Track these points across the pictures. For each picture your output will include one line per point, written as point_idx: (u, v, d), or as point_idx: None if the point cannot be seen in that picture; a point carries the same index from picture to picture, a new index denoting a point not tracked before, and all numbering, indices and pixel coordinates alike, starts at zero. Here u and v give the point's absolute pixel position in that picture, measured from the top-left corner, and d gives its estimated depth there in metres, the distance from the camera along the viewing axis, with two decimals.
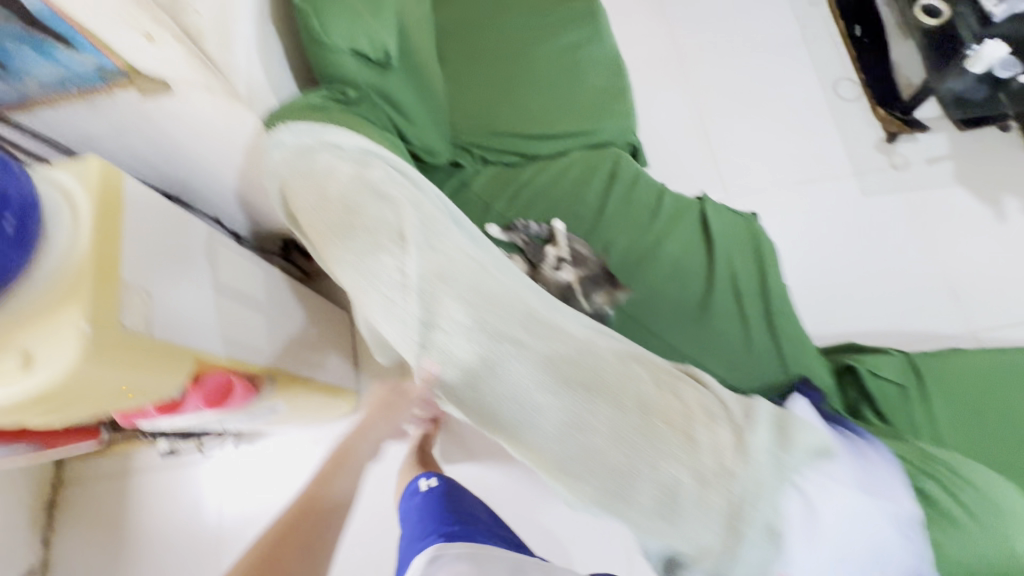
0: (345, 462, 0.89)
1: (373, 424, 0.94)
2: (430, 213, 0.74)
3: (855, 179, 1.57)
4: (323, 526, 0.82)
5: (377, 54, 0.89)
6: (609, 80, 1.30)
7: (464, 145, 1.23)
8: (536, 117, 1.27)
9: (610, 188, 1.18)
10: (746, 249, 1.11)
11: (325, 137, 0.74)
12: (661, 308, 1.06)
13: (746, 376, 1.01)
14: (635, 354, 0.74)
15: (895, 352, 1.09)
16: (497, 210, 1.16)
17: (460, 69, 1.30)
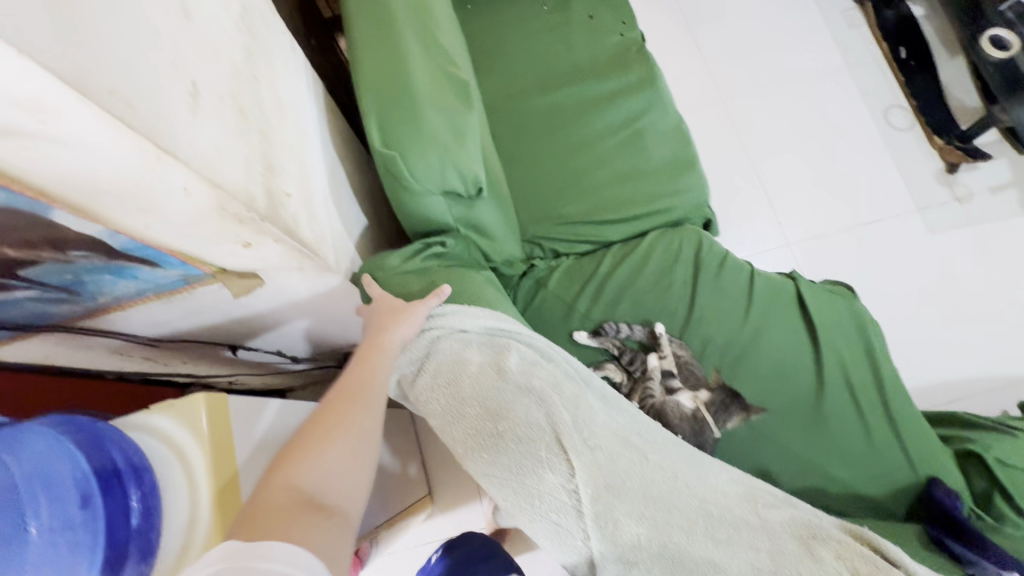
0: (362, 379, 0.60)
1: (387, 325, 0.64)
2: (573, 397, 0.65)
3: (919, 215, 1.51)
4: (339, 450, 0.54)
5: (469, 189, 0.79)
6: (677, 150, 1.21)
7: (535, 238, 1.13)
8: (606, 197, 1.16)
9: (698, 275, 1.09)
10: (852, 335, 1.05)
11: (443, 319, 0.65)
12: (775, 411, 0.99)
13: (874, 480, 0.95)
14: (811, 527, 0.66)
15: (1018, 427, 1.03)
16: (580, 310, 1.07)
17: (516, 149, 1.19)
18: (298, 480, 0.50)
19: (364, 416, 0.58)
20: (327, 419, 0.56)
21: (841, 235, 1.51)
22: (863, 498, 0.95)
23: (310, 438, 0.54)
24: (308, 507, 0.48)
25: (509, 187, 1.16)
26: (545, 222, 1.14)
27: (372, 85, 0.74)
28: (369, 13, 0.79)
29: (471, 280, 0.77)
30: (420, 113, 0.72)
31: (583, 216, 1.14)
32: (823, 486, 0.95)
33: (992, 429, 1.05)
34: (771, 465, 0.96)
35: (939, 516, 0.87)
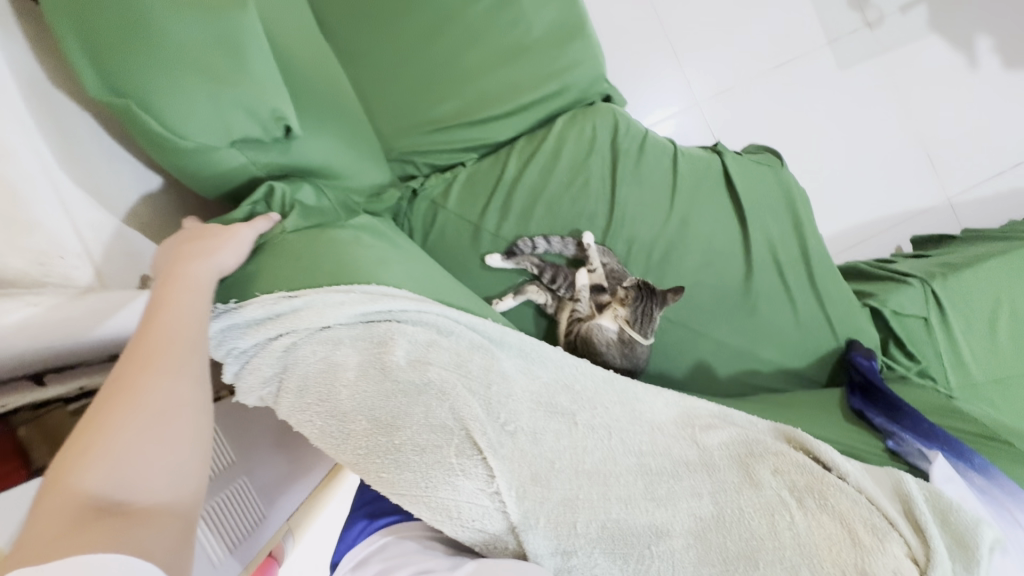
0: (168, 330, 0.47)
1: (193, 256, 0.52)
2: (483, 375, 0.54)
3: (829, 50, 1.37)
4: (144, 423, 0.42)
5: (275, 131, 0.62)
6: (564, 11, 0.98)
7: (405, 153, 0.93)
8: (488, 88, 0.95)
9: (617, 167, 0.94)
10: (782, 209, 0.97)
11: (288, 318, 0.49)
12: (704, 304, 0.94)
13: (798, 351, 0.96)
14: (748, 442, 0.61)
15: (914, 276, 1.02)
16: (489, 228, 0.91)
17: (355, 33, 0.89)
18: (84, 482, 0.38)
19: (178, 382, 0.45)
20: (119, 391, 0.43)
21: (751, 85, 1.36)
22: (791, 372, 0.96)
23: (99, 415, 0.42)
24: (100, 516, 0.37)
25: (357, 90, 0.90)
26: (414, 131, 0.92)
27: (64, 3, 0.53)
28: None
29: (341, 243, 0.59)
30: (156, 42, 0.53)
31: (461, 119, 0.94)
32: (754, 367, 0.95)
33: (893, 279, 1.05)
34: (707, 356, 0.94)
35: (856, 378, 0.89)
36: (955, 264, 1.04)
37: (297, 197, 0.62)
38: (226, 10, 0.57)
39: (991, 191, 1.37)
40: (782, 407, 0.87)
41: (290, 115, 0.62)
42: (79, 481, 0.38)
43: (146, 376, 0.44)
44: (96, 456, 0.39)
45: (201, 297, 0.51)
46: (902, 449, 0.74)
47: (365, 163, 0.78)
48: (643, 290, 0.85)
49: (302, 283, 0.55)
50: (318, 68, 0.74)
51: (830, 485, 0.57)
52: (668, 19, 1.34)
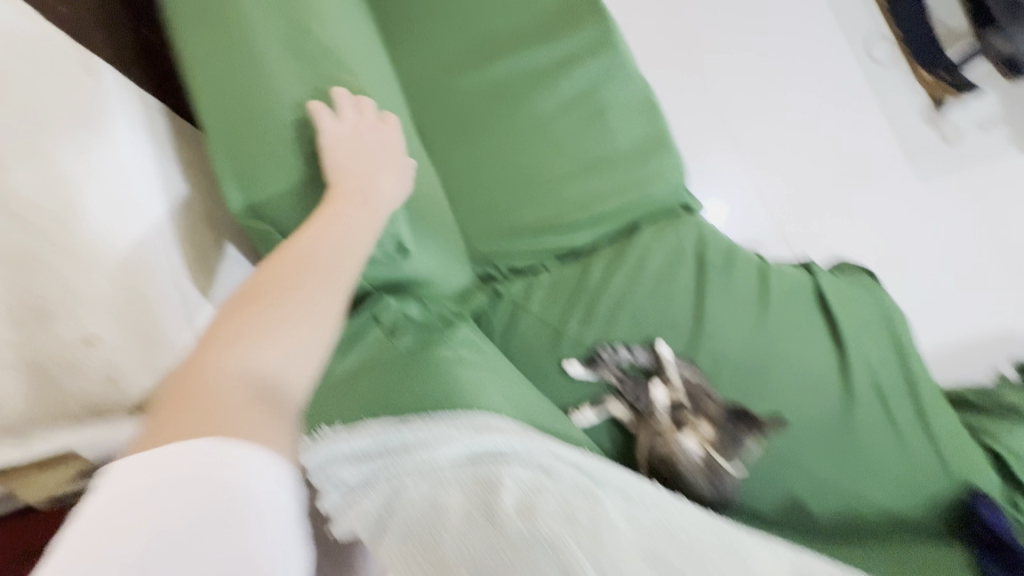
0: (337, 247, 0.54)
1: (368, 184, 0.62)
2: (592, 526, 0.47)
3: (907, 162, 1.33)
4: (309, 310, 0.48)
5: (390, 250, 0.65)
6: (646, 128, 1.00)
7: (486, 256, 0.94)
8: (573, 197, 0.97)
9: (703, 279, 0.92)
10: (879, 332, 0.92)
11: (403, 455, 0.49)
12: (800, 432, 0.86)
13: (908, 492, 0.85)
14: None
15: None
16: (569, 334, 0.89)
17: (451, 146, 0.96)
18: (256, 348, 0.44)
19: (337, 285, 0.52)
20: (296, 275, 0.50)
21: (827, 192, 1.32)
22: (899, 516, 0.85)
23: (280, 283, 0.49)
24: (263, 387, 0.43)
25: (449, 196, 0.94)
26: (498, 236, 0.94)
27: (228, 139, 0.65)
28: (213, 32, 0.67)
29: (445, 364, 0.59)
30: (288, 170, 0.64)
31: (545, 225, 0.95)
32: (857, 506, 0.85)
33: (1005, 415, 0.96)
34: (801, 493, 0.85)
35: (980, 532, 0.79)
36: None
37: (404, 313, 0.65)
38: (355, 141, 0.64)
39: None
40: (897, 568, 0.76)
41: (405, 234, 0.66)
42: (252, 342, 0.44)
43: (312, 275, 0.51)
44: (268, 327, 0.46)
45: (360, 217, 0.59)
46: None
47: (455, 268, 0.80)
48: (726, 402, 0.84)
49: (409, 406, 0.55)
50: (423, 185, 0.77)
51: None
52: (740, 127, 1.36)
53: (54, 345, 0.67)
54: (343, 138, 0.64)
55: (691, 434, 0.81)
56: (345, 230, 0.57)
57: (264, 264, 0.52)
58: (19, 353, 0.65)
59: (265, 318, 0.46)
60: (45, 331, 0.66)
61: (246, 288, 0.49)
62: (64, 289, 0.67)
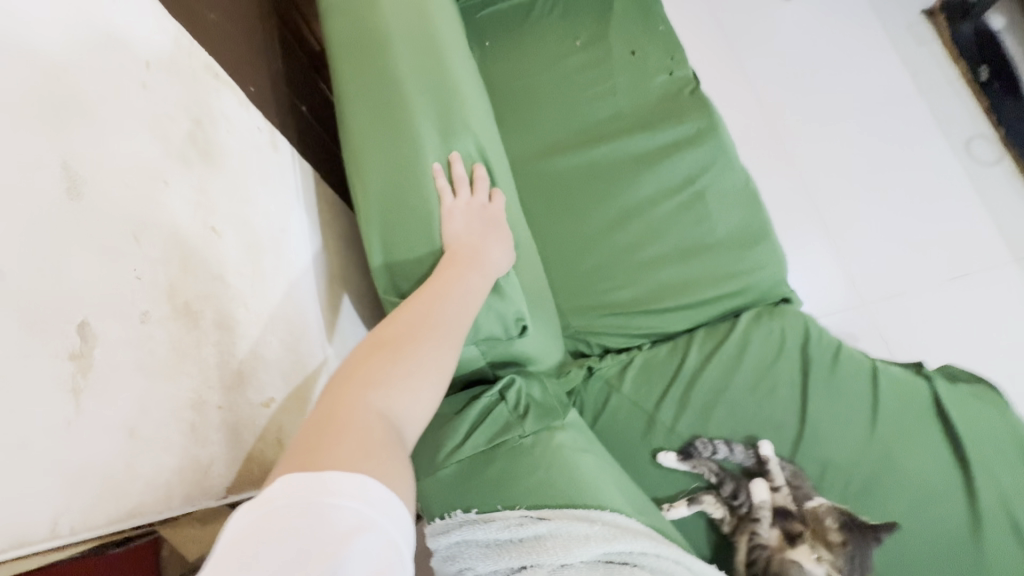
0: (448, 311, 0.56)
1: (480, 248, 0.64)
2: None
3: (1020, 265, 1.25)
4: (420, 373, 0.50)
5: (512, 330, 0.68)
6: (747, 217, 1.00)
7: (579, 332, 0.95)
8: (669, 280, 0.97)
9: (807, 376, 0.88)
10: (1009, 456, 0.83)
11: (530, 556, 0.47)
12: (920, 562, 0.77)
13: None
14: None
15: None
16: (663, 422, 0.86)
17: (552, 224, 0.99)
18: (373, 397, 0.47)
19: (441, 349, 0.53)
20: (412, 335, 0.52)
21: (930, 290, 1.25)
22: None
23: (398, 341, 0.51)
24: (381, 437, 0.45)
25: (546, 270, 0.97)
26: (592, 313, 0.95)
27: (380, 211, 0.68)
28: (364, 110, 0.72)
29: (570, 454, 0.57)
30: (432, 234, 0.66)
31: (641, 306, 0.95)
32: None
33: None
34: None
35: None
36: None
37: (528, 392, 0.63)
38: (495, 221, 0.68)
39: None
40: None
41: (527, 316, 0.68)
42: (370, 392, 0.47)
43: (426, 335, 0.53)
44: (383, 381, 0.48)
45: (472, 278, 0.61)
46: None
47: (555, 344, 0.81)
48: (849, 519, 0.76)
49: (540, 498, 0.53)
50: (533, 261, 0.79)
51: None
52: (832, 217, 1.33)
53: (244, 408, 0.61)
54: (466, 204, 0.68)
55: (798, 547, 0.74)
56: (469, 287, 0.60)
57: (386, 318, 0.55)
58: (224, 417, 0.58)
59: (383, 373, 0.49)
60: (239, 394, 0.60)
61: (367, 341, 0.52)
62: (250, 348, 0.63)
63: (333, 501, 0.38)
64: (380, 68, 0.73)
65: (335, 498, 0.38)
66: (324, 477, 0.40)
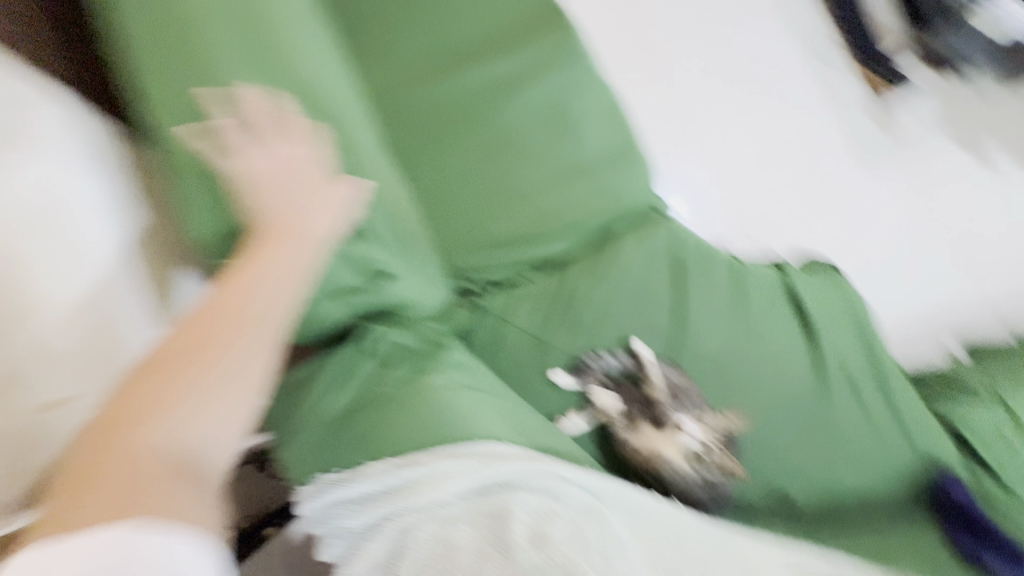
0: (256, 301, 0.51)
1: (300, 217, 0.59)
2: (602, 546, 0.49)
3: (856, 152, 1.39)
4: (227, 385, 0.47)
5: (366, 277, 0.68)
6: (613, 134, 1.01)
7: (464, 271, 0.93)
8: (547, 207, 0.96)
9: (678, 279, 0.94)
10: (844, 320, 0.96)
11: (405, 499, 0.49)
12: (778, 423, 0.89)
13: (883, 473, 0.89)
14: None
15: (978, 385, 1.00)
16: (554, 344, 0.89)
17: (421, 160, 0.93)
18: (166, 430, 0.44)
19: (252, 352, 0.49)
20: (209, 343, 0.48)
21: (783, 186, 1.38)
22: (874, 495, 0.89)
23: (192, 353, 0.47)
24: (180, 471, 0.44)
25: (422, 211, 0.92)
26: (475, 250, 0.93)
27: (194, 173, 0.65)
28: (170, 71, 0.65)
29: (440, 392, 0.58)
30: (250, 206, 0.60)
31: (522, 236, 0.95)
32: (836, 490, 0.89)
33: (959, 389, 1.00)
34: (783, 480, 0.89)
35: (949, 506, 0.86)
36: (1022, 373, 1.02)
37: (397, 341, 0.63)
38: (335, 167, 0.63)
39: None
40: (879, 554, 0.80)
41: (381, 261, 0.69)
42: (161, 423, 0.44)
43: (228, 339, 0.48)
44: (179, 404, 0.45)
45: (287, 258, 0.55)
46: None
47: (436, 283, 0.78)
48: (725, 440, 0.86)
49: (410, 439, 0.54)
50: (395, 202, 0.74)
51: None
52: (700, 125, 1.39)
53: (18, 415, 0.63)
54: (284, 161, 0.62)
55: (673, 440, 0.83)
56: (286, 270, 0.54)
57: (187, 317, 0.50)
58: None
59: (178, 393, 0.46)
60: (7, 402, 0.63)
61: (158, 356, 0.48)
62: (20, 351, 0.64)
63: (142, 553, 0.40)
64: (180, 19, 0.66)
65: (144, 553, 0.41)
66: (121, 534, 0.41)
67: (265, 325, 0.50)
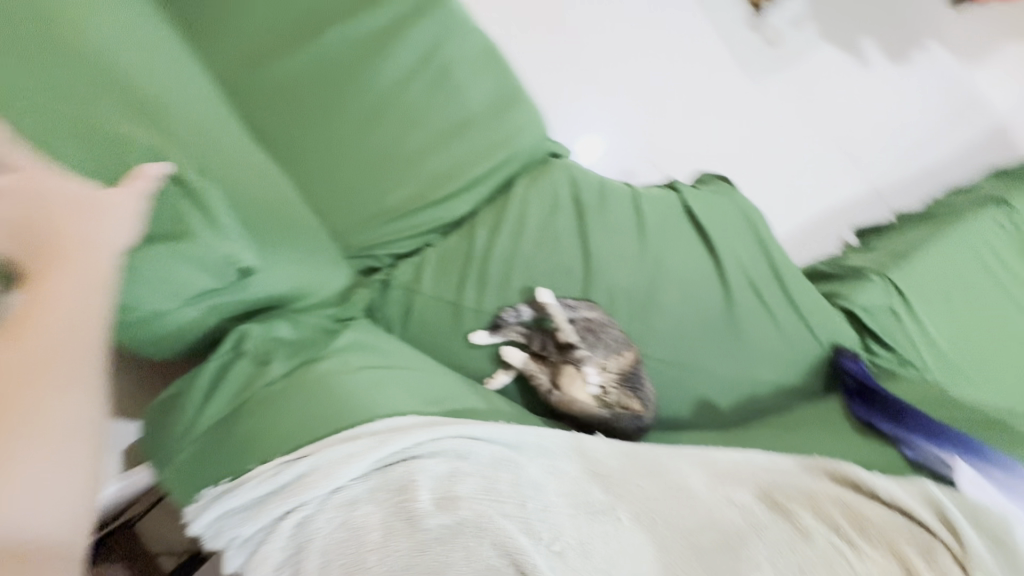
0: (47, 347, 0.44)
1: (87, 232, 0.50)
2: (513, 490, 0.50)
3: (740, 67, 1.44)
4: (39, 453, 0.42)
5: (230, 277, 0.62)
6: (495, 82, 0.99)
7: (363, 248, 0.90)
8: (439, 168, 0.93)
9: (582, 219, 0.95)
10: (743, 231, 1.00)
11: (300, 494, 0.47)
12: (694, 339, 0.94)
13: (793, 365, 0.96)
14: (762, 483, 0.64)
15: (869, 269, 1.07)
16: (469, 305, 0.89)
17: (294, 139, 0.86)
18: None
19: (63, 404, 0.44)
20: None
21: (678, 111, 1.41)
22: (789, 388, 0.96)
23: None
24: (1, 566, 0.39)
25: (306, 194, 0.87)
26: (371, 225, 0.90)
27: None
28: None
29: (331, 377, 0.55)
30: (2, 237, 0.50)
31: (418, 203, 0.92)
32: (754, 389, 0.95)
33: (851, 276, 1.08)
34: (705, 391, 0.94)
35: (849, 381, 0.91)
36: (903, 250, 1.11)
37: (273, 335, 0.58)
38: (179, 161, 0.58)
39: (909, 172, 1.47)
40: (796, 432, 0.86)
41: (245, 258, 0.62)
42: None
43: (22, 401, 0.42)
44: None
45: (78, 285, 0.47)
46: (921, 457, 0.78)
47: (332, 266, 0.76)
48: (626, 379, 0.85)
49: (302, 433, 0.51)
50: (265, 189, 0.69)
51: (866, 508, 0.61)
52: (590, 62, 1.38)
53: None
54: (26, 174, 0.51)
55: (572, 384, 0.85)
56: (78, 302, 0.47)
57: None
58: None
59: None
60: None
61: None
62: None
63: None
64: None
65: None
66: None
67: (59, 374, 0.44)
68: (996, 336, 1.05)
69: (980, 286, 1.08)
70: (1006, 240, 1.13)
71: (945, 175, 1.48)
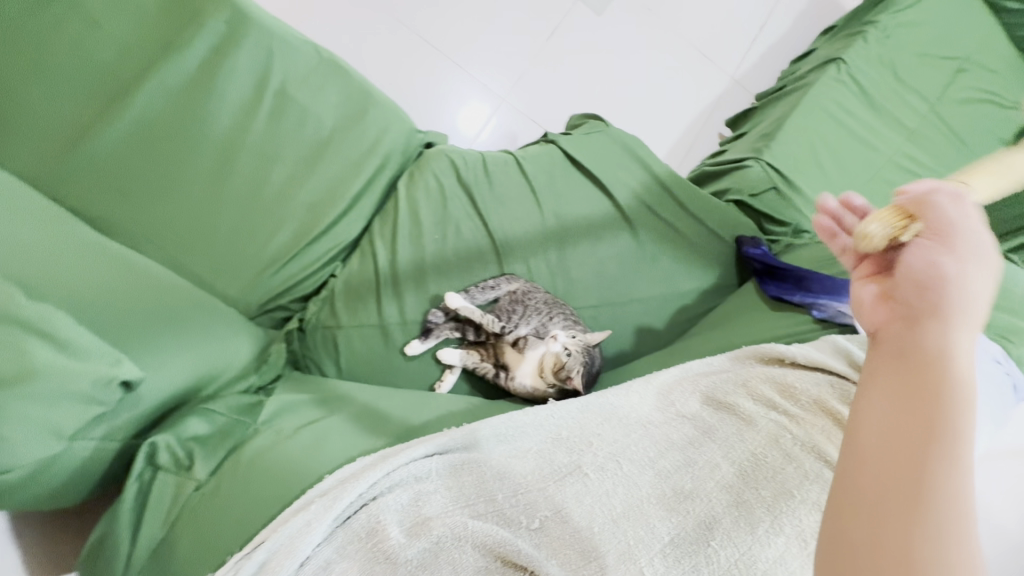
0: None
1: None
2: (480, 487, 0.52)
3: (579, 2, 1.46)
4: None
5: (115, 395, 0.55)
6: (341, 91, 0.94)
7: (267, 302, 0.87)
8: (313, 198, 0.89)
9: (473, 199, 0.95)
10: (627, 161, 1.04)
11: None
12: (613, 277, 0.98)
13: (708, 268, 1.03)
14: (704, 388, 0.69)
15: (746, 158, 1.15)
16: (393, 320, 0.88)
17: (147, 218, 0.79)
18: None
19: None
20: None
21: (536, 60, 1.42)
22: (711, 288, 1.03)
23: None
24: None
25: (183, 270, 0.81)
26: (265, 277, 0.85)
27: None
28: None
29: (260, 456, 0.61)
30: None
31: (303, 240, 0.87)
32: (681, 302, 1.01)
33: (733, 169, 1.16)
34: (638, 318, 0.99)
35: (756, 265, 0.98)
36: (768, 132, 1.19)
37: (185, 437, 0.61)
38: (10, 305, 0.52)
39: (757, 55, 1.56)
40: (725, 328, 0.93)
41: (123, 371, 0.55)
42: None
43: None
44: None
45: None
46: (829, 314, 0.86)
47: (239, 335, 0.73)
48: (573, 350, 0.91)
49: (252, 522, 0.56)
50: (130, 286, 0.65)
51: (791, 378, 0.67)
52: (436, 39, 1.36)
53: None
54: None
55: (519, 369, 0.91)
56: None
57: None
58: None
59: None
60: None
61: None
62: None
63: None
64: None
65: None
66: None
67: None
68: (862, 182, 1.17)
69: (841, 141, 1.17)
70: (852, 92, 1.22)
71: (788, 47, 1.58)
